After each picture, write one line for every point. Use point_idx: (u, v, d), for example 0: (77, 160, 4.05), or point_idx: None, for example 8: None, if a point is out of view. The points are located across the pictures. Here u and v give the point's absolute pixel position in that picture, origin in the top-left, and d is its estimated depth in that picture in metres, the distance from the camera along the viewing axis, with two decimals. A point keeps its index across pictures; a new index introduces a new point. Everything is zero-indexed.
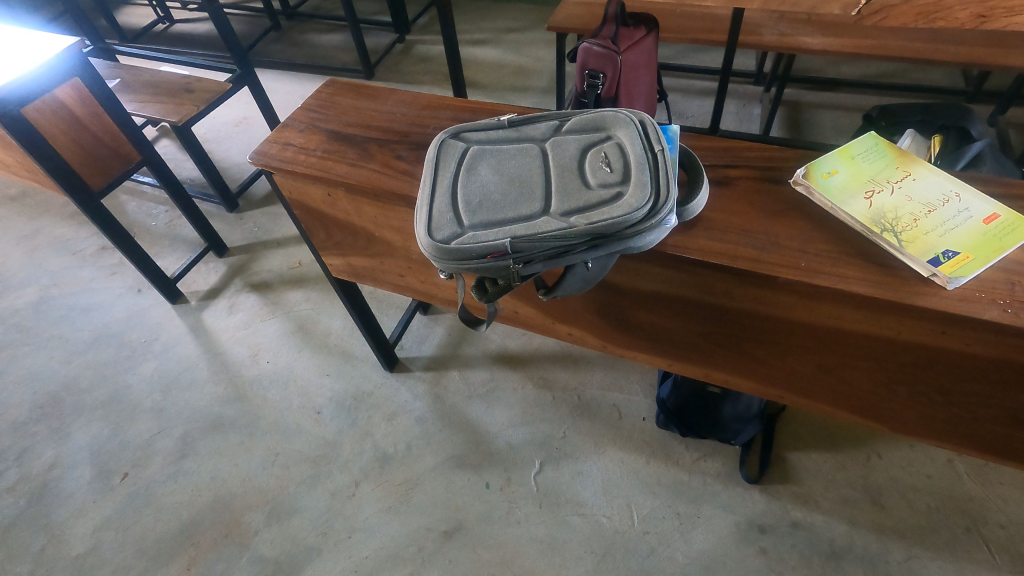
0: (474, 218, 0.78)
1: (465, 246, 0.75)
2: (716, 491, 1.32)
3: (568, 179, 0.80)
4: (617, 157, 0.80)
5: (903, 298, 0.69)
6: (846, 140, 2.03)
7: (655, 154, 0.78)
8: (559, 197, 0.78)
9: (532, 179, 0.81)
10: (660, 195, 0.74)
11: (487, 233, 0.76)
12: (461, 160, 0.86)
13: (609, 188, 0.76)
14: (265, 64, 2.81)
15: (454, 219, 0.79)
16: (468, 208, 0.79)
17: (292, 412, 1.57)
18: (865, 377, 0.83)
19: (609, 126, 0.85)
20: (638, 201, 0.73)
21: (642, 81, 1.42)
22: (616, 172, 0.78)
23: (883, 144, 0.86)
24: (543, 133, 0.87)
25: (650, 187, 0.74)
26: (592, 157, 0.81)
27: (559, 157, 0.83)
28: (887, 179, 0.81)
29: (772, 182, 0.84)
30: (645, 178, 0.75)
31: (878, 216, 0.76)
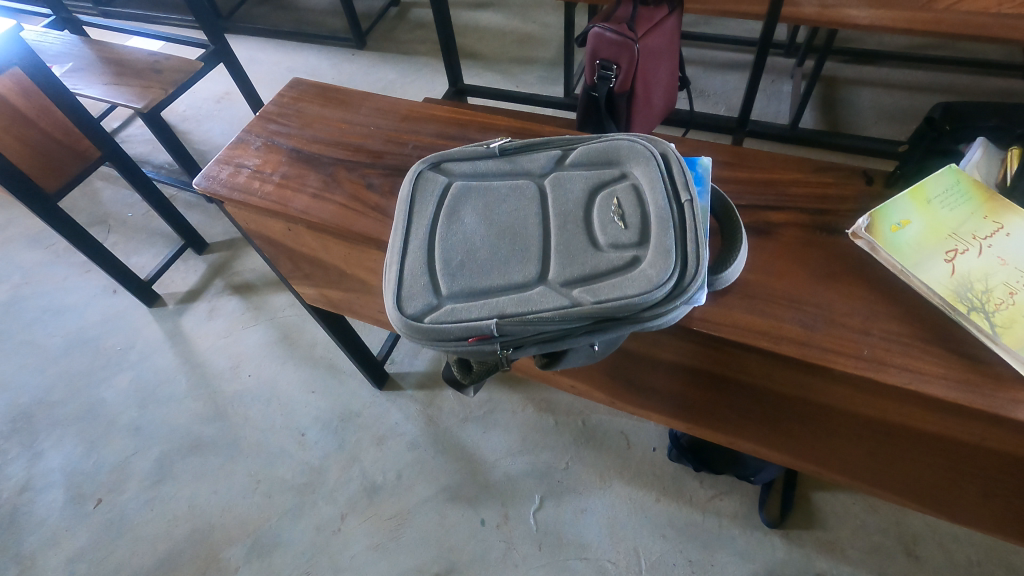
0: (454, 285, 0.63)
1: (439, 325, 0.61)
2: (732, 535, 1.21)
3: (574, 234, 0.64)
4: (634, 206, 0.64)
5: (996, 407, 0.54)
6: (885, 124, 1.83)
7: (683, 207, 0.62)
8: (559, 260, 0.62)
9: (528, 231, 0.65)
10: (688, 265, 0.58)
11: (467, 309, 0.61)
12: (440, 203, 0.70)
13: (622, 252, 0.61)
14: (249, 31, 2.58)
15: (429, 285, 0.64)
16: (447, 270, 0.64)
17: (276, 432, 1.46)
18: (928, 470, 0.69)
19: (625, 161, 0.68)
20: (660, 274, 0.57)
21: (663, 69, 1.22)
22: (632, 229, 0.62)
23: (968, 181, 0.68)
24: (542, 166, 0.71)
25: (675, 253, 0.58)
26: (603, 203, 0.65)
27: (562, 201, 0.67)
28: (973, 234, 0.64)
29: (825, 233, 0.68)
30: (670, 240, 0.59)
31: (963, 288, 0.60)
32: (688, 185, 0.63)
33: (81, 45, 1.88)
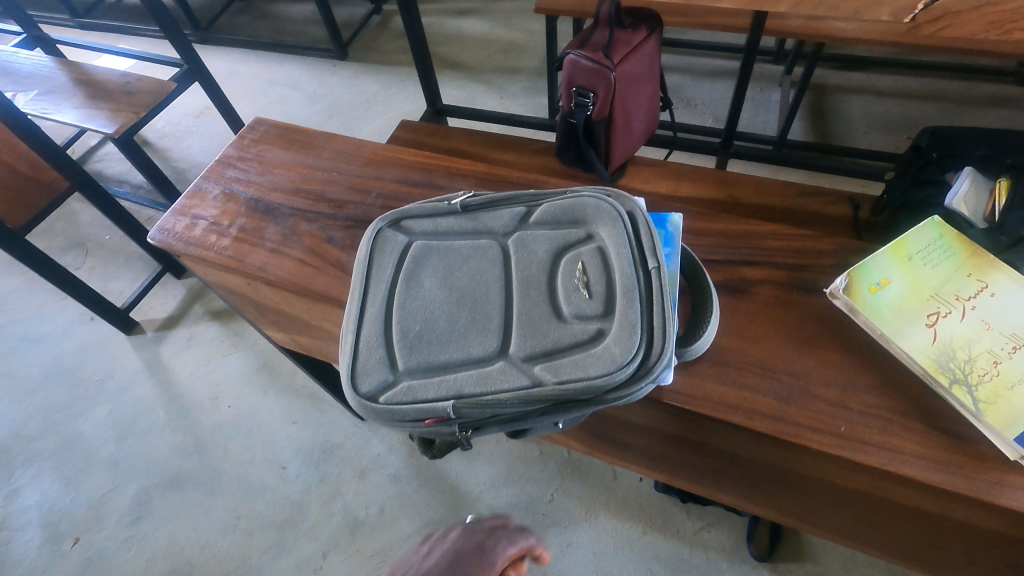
0: (411, 359, 0.60)
1: (394, 405, 0.57)
2: (720, 569, 1.18)
3: (537, 301, 0.61)
4: (600, 272, 0.61)
5: (979, 492, 0.51)
6: (875, 135, 1.79)
7: (649, 273, 0.59)
8: (521, 331, 0.59)
9: (489, 298, 0.62)
10: (654, 342, 0.55)
11: (424, 387, 0.57)
12: (398, 265, 0.67)
13: (586, 325, 0.58)
14: (228, 42, 2.53)
15: (385, 359, 0.60)
16: (404, 342, 0.61)
17: (256, 466, 1.43)
18: (915, 539, 0.65)
19: (590, 218, 0.65)
20: (624, 353, 0.54)
21: (643, 92, 1.19)
22: (597, 299, 0.59)
23: (951, 235, 0.65)
24: (505, 224, 0.67)
25: (641, 328, 0.56)
26: (568, 268, 0.62)
27: (524, 263, 0.64)
28: (956, 295, 0.61)
29: (802, 291, 0.65)
30: (636, 314, 0.56)
31: (945, 358, 0.57)
32: (654, 248, 0.61)
33: (52, 66, 1.83)
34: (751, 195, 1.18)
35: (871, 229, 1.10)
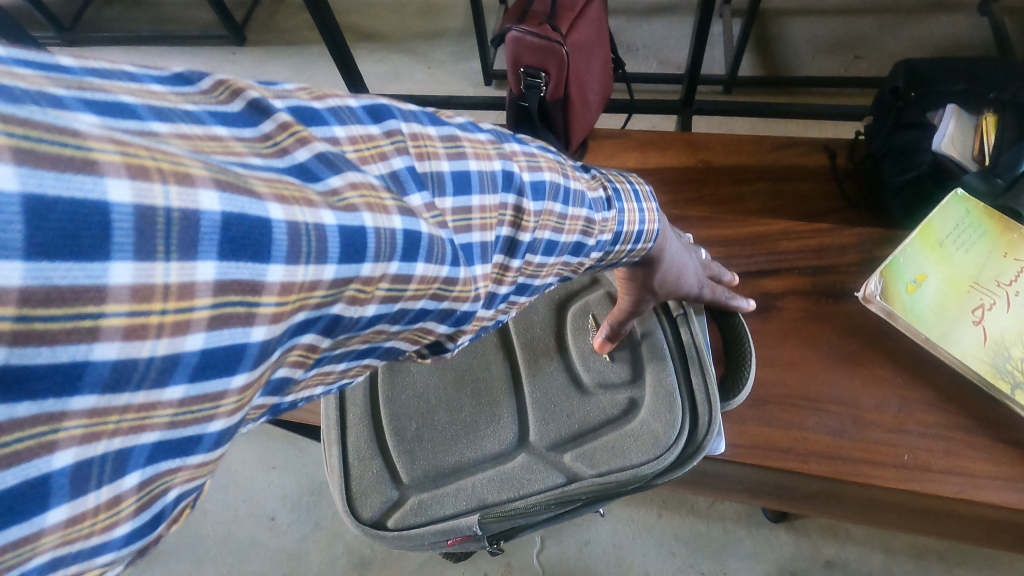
0: (417, 469, 0.52)
1: (405, 526, 0.49)
2: (740, 538, 1.18)
3: (553, 373, 0.55)
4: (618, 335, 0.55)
5: None
6: (822, 59, 1.73)
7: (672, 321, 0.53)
8: (541, 413, 0.53)
9: (495, 376, 0.55)
10: (698, 412, 0.48)
11: (439, 502, 0.50)
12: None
13: (615, 395, 0.52)
14: (101, 42, 2.18)
15: (386, 472, 0.52)
16: (405, 449, 0.53)
17: (242, 522, 1.32)
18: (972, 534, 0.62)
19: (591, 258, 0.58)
20: (667, 428, 0.47)
21: (595, 61, 1.06)
22: (621, 365, 0.53)
23: (979, 209, 0.59)
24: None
25: (679, 394, 0.49)
26: (579, 325, 0.56)
27: (526, 326, 0.57)
28: (996, 280, 0.55)
29: (831, 298, 0.59)
30: (672, 377, 0.50)
31: (1001, 359, 0.52)
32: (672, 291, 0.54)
33: None
34: (724, 155, 1.10)
35: (852, 176, 1.05)
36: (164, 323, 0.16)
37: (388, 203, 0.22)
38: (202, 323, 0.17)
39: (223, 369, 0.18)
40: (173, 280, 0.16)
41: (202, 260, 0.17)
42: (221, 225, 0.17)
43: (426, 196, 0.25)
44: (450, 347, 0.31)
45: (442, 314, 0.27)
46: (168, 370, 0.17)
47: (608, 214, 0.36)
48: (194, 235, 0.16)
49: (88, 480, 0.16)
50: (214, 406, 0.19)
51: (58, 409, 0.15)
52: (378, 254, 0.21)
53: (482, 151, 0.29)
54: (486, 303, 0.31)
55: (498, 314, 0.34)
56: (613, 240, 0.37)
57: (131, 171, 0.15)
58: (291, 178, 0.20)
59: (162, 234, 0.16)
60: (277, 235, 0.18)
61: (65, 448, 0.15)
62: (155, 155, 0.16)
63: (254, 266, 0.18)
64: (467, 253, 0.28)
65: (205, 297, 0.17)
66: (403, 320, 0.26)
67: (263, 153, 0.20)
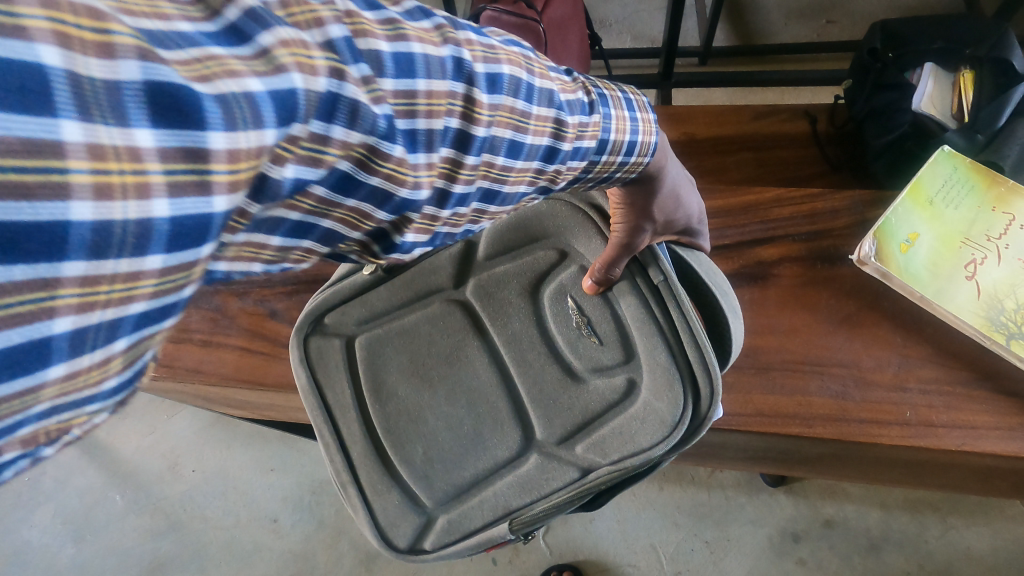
0: (434, 490, 0.53)
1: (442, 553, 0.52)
2: (741, 503, 1.20)
3: (543, 366, 0.53)
4: (601, 314, 0.53)
5: None
6: (794, 25, 1.72)
7: (644, 295, 0.51)
8: (540, 407, 0.53)
9: (484, 378, 0.54)
10: (698, 387, 0.48)
11: (468, 522, 0.52)
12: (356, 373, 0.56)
13: (611, 377, 0.51)
14: None
15: (404, 500, 0.53)
16: (414, 469, 0.53)
17: (244, 527, 1.31)
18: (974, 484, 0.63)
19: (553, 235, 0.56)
20: (671, 407, 0.49)
21: (573, 36, 1.05)
22: (610, 346, 0.52)
23: (966, 166, 0.59)
24: (453, 274, 0.57)
25: (678, 369, 0.49)
26: (558, 312, 0.54)
27: (500, 319, 0.55)
28: (986, 235, 0.56)
29: (826, 262, 0.59)
30: (663, 354, 0.50)
31: (996, 312, 0.53)
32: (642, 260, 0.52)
33: None
34: (706, 127, 1.09)
35: (833, 141, 1.05)
36: (126, 182, 0.13)
37: (324, 67, 0.18)
38: (163, 189, 0.14)
39: (197, 243, 0.16)
40: (121, 144, 0.13)
41: (141, 128, 0.14)
42: (150, 92, 0.13)
43: (405, 83, 0.21)
44: (411, 243, 0.26)
45: (384, 200, 0.22)
46: (143, 237, 0.14)
47: (589, 118, 0.31)
48: (125, 102, 0.13)
49: (87, 342, 0.14)
50: (188, 278, 0.16)
51: (52, 276, 0.13)
52: (337, 127, 0.19)
53: (428, 37, 0.23)
54: (436, 200, 0.25)
55: (457, 225, 0.28)
56: (598, 149, 0.33)
57: (58, 33, 0.12)
58: (223, 46, 0.16)
59: (100, 98, 0.13)
60: (209, 101, 0.15)
61: (61, 315, 0.13)
62: (81, 8, 0.13)
63: (188, 132, 0.14)
64: (437, 138, 0.23)
65: (157, 162, 0.14)
66: (386, 209, 0.23)
67: (193, 14, 0.16)
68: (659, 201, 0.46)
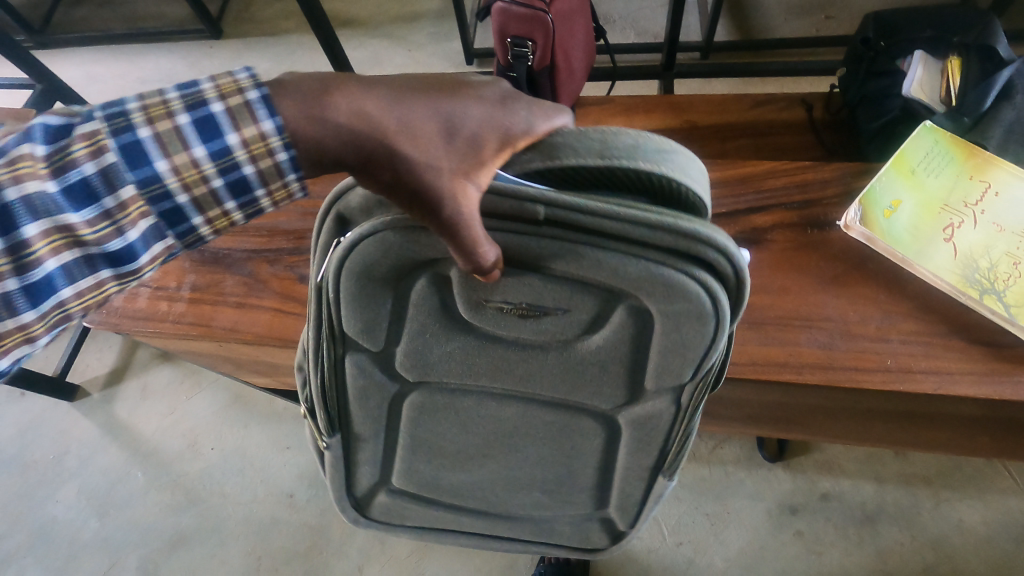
0: (568, 506, 0.63)
1: (642, 517, 0.63)
2: (741, 479, 1.25)
3: (546, 355, 0.46)
4: (535, 298, 0.41)
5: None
6: (794, 21, 1.77)
7: (549, 224, 0.38)
8: (581, 381, 0.47)
9: (476, 413, 0.54)
10: (698, 269, 0.38)
11: (630, 486, 0.59)
12: (421, 498, 0.65)
13: (612, 323, 0.42)
14: (72, 42, 2.07)
15: (570, 526, 0.66)
16: (520, 502, 0.64)
17: (261, 502, 1.36)
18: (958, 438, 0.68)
19: (401, 278, 0.42)
20: (689, 296, 0.39)
21: (578, 28, 1.09)
22: (577, 309, 0.42)
23: (947, 139, 0.64)
24: (373, 380, 0.50)
25: (664, 263, 0.38)
26: (495, 322, 0.43)
27: (453, 370, 0.48)
28: (964, 201, 0.61)
29: (815, 227, 0.64)
30: (627, 263, 0.38)
31: (970, 270, 0.57)
32: (521, 207, 0.37)
33: None
34: (706, 115, 1.14)
35: (828, 127, 1.10)
36: None
37: None
38: None
39: None
40: None
41: None
42: None
43: None
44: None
45: None
46: None
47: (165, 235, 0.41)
48: None
49: None
50: None
51: None
52: None
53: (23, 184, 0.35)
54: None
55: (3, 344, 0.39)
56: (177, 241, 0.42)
57: None
58: None
59: None
60: None
61: None
62: None
63: None
64: (55, 204, 0.37)
65: None
66: None
67: None
68: (401, 136, 0.34)
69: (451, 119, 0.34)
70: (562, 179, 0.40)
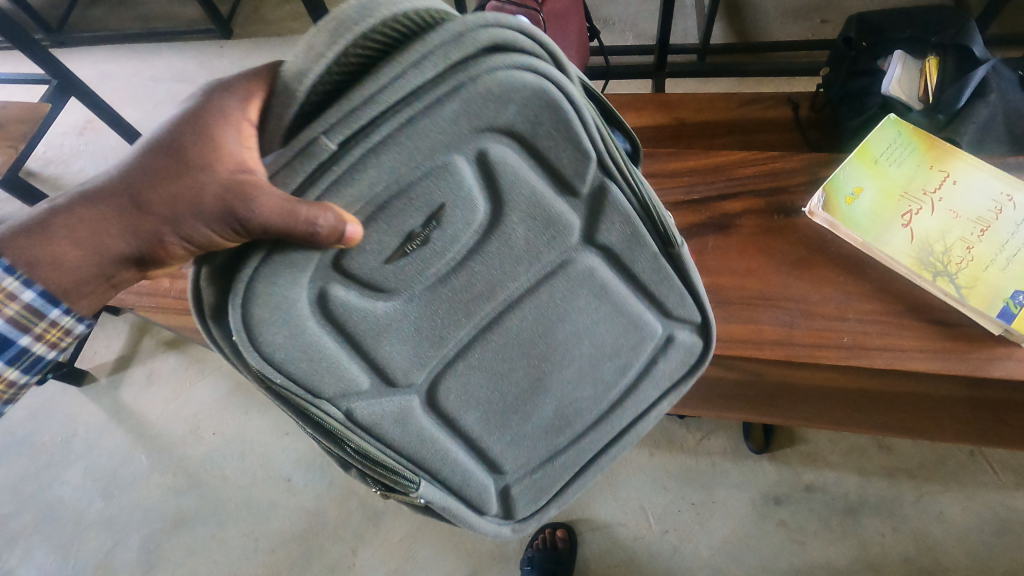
0: (621, 373, 0.58)
1: (702, 300, 0.55)
2: (726, 470, 1.27)
3: (476, 245, 0.44)
4: (433, 236, 0.41)
5: (974, 370, 0.56)
6: (790, 24, 1.80)
7: (350, 147, 0.35)
8: (523, 239, 0.45)
9: (479, 371, 0.51)
10: (479, 66, 0.35)
11: (669, 286, 0.53)
12: (539, 468, 0.62)
13: (501, 172, 0.41)
14: (87, 41, 2.13)
15: (654, 380, 0.61)
16: (577, 415, 0.59)
17: (259, 486, 1.40)
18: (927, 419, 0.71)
19: (311, 319, 0.41)
20: (496, 79, 0.36)
21: (571, 27, 1.13)
22: (461, 209, 0.41)
23: (909, 131, 0.67)
24: (392, 418, 0.49)
25: (445, 79, 0.35)
26: (406, 269, 0.42)
27: (429, 347, 0.47)
28: (923, 189, 0.64)
29: (782, 213, 0.67)
30: (449, 102, 0.36)
31: (925, 253, 0.60)
32: (311, 151, 0.34)
33: None
34: (695, 113, 1.17)
35: (813, 126, 1.13)
36: None
37: None
38: None
39: None
40: None
41: None
42: None
43: None
44: None
45: None
46: None
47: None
48: None
49: None
50: None
51: None
52: None
53: None
54: None
55: None
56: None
57: None
58: None
59: None
60: None
61: None
62: None
63: None
64: None
65: None
66: None
67: None
68: (160, 191, 0.39)
69: (179, 141, 0.38)
70: (317, 97, 0.35)
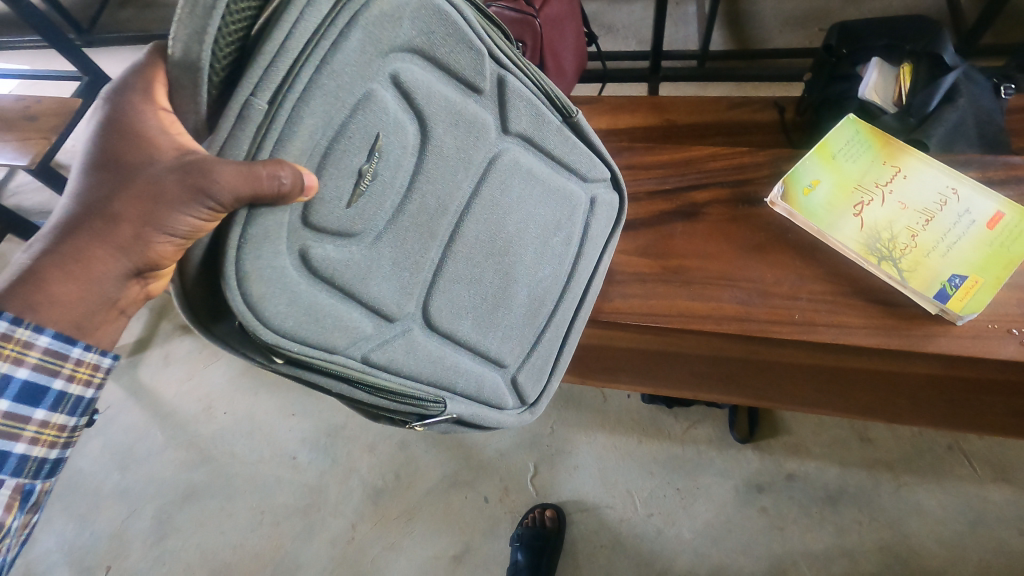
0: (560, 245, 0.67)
1: (606, 158, 0.67)
2: (711, 458, 1.32)
3: (415, 162, 0.50)
4: (379, 166, 0.46)
5: (912, 344, 0.61)
6: (788, 33, 1.85)
7: (279, 102, 0.38)
8: (453, 145, 0.52)
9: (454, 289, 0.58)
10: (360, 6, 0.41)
11: (575, 151, 0.64)
12: (534, 352, 0.69)
13: (417, 90, 0.47)
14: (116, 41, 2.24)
15: (590, 241, 0.70)
16: (542, 300, 0.67)
17: (266, 462, 1.47)
18: None
19: (303, 282, 0.45)
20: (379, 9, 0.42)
21: (569, 33, 1.20)
22: (392, 136, 0.47)
23: (866, 130, 0.73)
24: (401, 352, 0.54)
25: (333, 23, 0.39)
26: (367, 207, 0.47)
27: (409, 274, 0.53)
28: (875, 183, 0.69)
29: (746, 204, 0.73)
30: (351, 33, 0.40)
31: (873, 240, 0.66)
32: (245, 114, 0.37)
33: None
34: (686, 115, 1.23)
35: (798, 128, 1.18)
36: None
37: None
38: None
39: None
40: None
41: None
42: None
43: None
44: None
45: None
46: None
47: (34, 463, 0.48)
48: None
49: None
50: None
51: None
52: None
53: None
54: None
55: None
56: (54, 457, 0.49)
57: None
58: None
59: None
60: None
61: None
62: None
63: None
64: None
65: None
66: None
67: None
68: (121, 198, 0.42)
69: (113, 150, 0.42)
70: (224, 59, 0.39)
